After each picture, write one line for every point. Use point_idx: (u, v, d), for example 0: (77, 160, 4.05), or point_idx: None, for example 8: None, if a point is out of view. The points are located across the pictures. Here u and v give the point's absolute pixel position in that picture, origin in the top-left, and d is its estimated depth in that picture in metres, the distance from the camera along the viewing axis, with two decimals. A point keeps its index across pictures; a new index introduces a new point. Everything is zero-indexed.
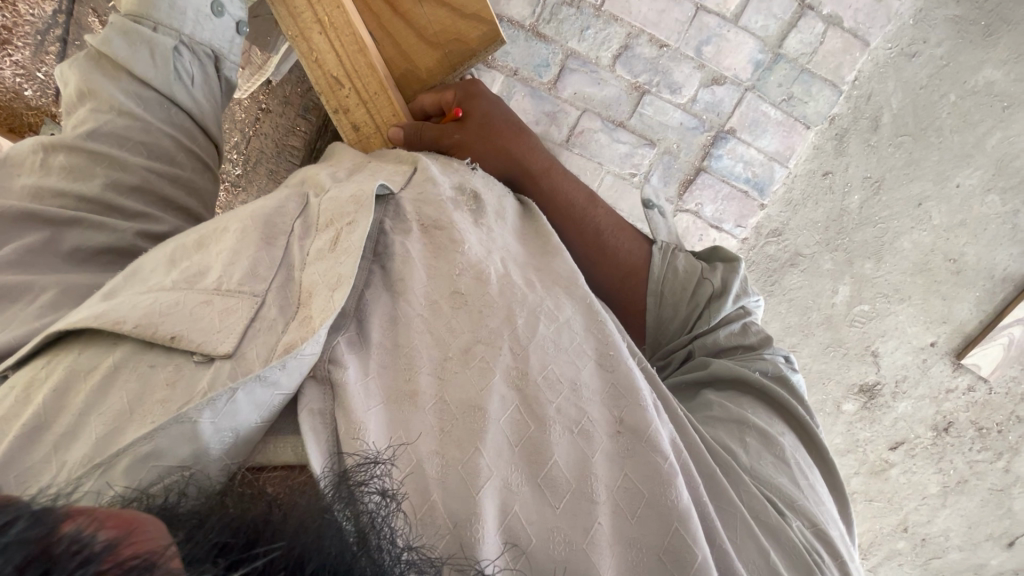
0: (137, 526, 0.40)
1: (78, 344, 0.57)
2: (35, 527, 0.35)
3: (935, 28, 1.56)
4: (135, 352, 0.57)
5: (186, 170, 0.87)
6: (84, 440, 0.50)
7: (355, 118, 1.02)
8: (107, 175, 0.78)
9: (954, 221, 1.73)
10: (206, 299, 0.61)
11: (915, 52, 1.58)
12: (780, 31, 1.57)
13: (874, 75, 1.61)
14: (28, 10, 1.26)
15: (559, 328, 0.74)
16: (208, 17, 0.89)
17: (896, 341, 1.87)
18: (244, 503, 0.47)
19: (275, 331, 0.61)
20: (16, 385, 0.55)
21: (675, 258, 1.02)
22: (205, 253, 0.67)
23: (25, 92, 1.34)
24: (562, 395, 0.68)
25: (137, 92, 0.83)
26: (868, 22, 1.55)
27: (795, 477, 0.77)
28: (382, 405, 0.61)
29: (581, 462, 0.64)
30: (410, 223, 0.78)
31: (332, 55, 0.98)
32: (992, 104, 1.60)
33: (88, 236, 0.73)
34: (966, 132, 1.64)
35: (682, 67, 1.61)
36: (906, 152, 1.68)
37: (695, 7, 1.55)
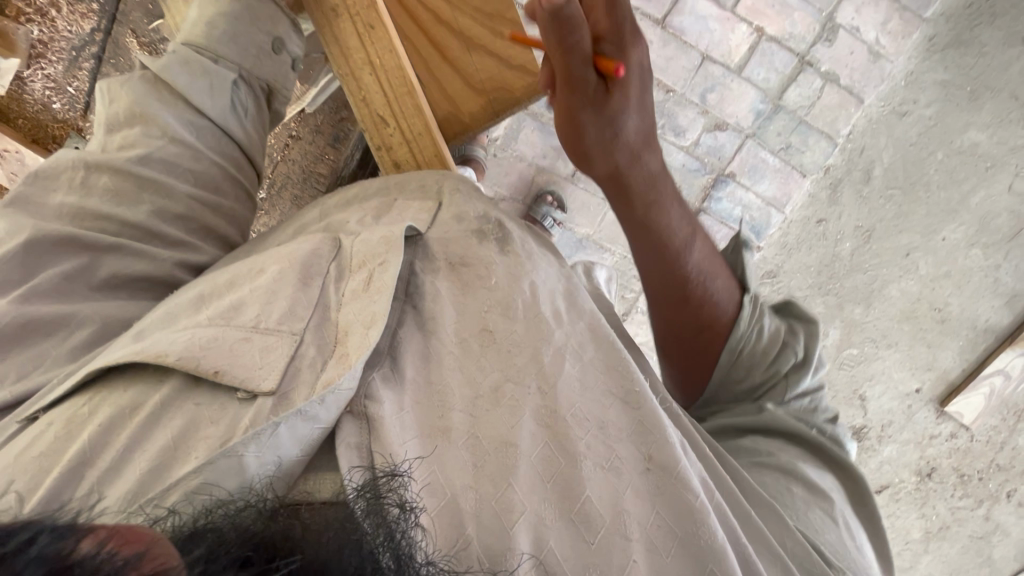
0: (151, 541, 0.39)
1: (121, 380, 0.59)
2: (57, 543, 0.35)
3: (924, 89, 1.64)
4: (180, 389, 0.58)
5: (227, 198, 0.85)
6: (131, 476, 0.52)
7: (398, 157, 0.93)
8: (153, 202, 0.76)
9: (939, 272, 1.80)
10: (246, 336, 0.61)
11: (906, 111, 1.67)
12: (780, 83, 1.64)
13: (867, 130, 1.69)
14: (66, 27, 1.21)
15: (583, 368, 0.75)
16: (268, 55, 0.88)
17: (883, 387, 1.91)
18: (265, 519, 0.47)
19: (314, 369, 0.62)
20: (53, 424, 0.56)
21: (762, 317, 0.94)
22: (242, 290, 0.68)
23: (52, 105, 1.27)
24: (590, 433, 0.69)
25: (192, 121, 0.81)
26: (863, 81, 1.63)
27: (838, 529, 0.80)
28: (417, 439, 0.62)
29: (613, 500, 0.64)
30: (439, 261, 0.80)
31: (379, 94, 0.89)
32: (976, 164, 1.69)
33: (126, 263, 0.72)
34: (951, 188, 1.72)
35: (687, 112, 1.67)
36: (896, 205, 1.75)
37: (701, 56, 1.63)
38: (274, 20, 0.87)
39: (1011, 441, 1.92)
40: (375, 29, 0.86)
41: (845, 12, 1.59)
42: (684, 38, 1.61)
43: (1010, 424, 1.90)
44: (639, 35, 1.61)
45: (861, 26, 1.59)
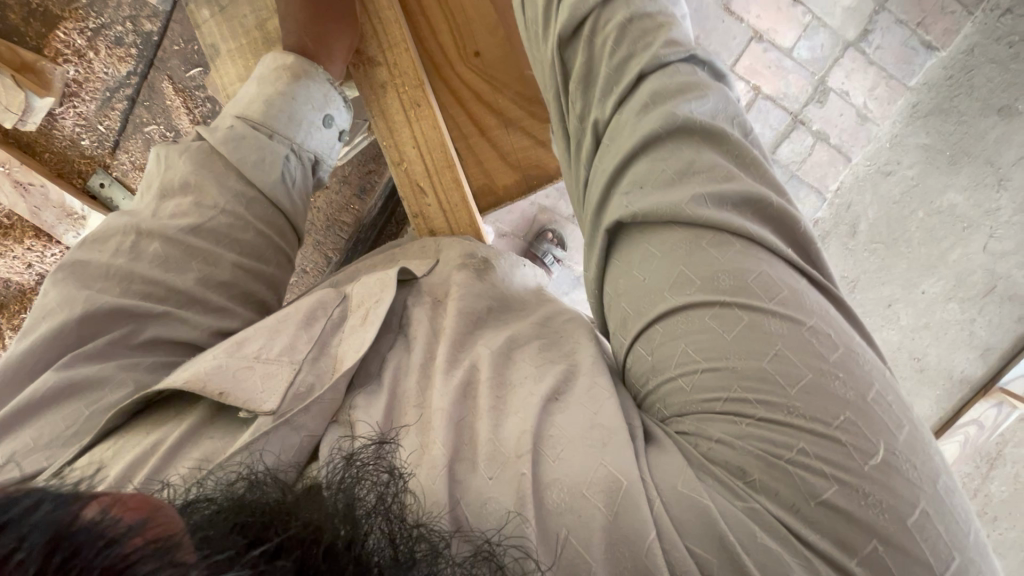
0: (154, 509, 0.43)
1: (145, 426, 0.63)
2: (60, 511, 0.39)
3: (908, 151, 1.74)
4: (195, 426, 0.62)
5: (271, 265, 0.83)
6: None
7: (434, 224, 0.94)
8: (200, 270, 0.75)
9: (919, 323, 1.88)
10: (248, 363, 0.64)
11: (890, 171, 1.76)
12: (775, 139, 1.72)
13: (854, 186, 1.78)
14: (102, 69, 1.31)
15: (538, 336, 0.72)
16: (319, 129, 0.87)
17: None
18: (258, 489, 0.50)
19: (312, 398, 0.63)
20: (78, 469, 0.60)
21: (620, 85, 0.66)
22: (249, 330, 0.70)
23: (81, 141, 1.36)
24: (528, 383, 0.63)
25: (242, 192, 0.80)
26: (850, 141, 1.73)
27: (731, 375, 0.54)
28: (393, 424, 0.63)
29: (518, 425, 0.58)
30: (429, 296, 0.80)
31: (419, 162, 0.92)
32: (954, 224, 1.79)
33: (166, 330, 0.72)
34: (931, 246, 1.81)
35: None
36: (879, 258, 1.84)
37: None
38: (326, 95, 0.88)
39: (985, 489, 1.96)
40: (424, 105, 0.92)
41: (836, 76, 1.67)
42: None
43: (984, 472, 1.95)
44: None
45: (850, 90, 1.68)
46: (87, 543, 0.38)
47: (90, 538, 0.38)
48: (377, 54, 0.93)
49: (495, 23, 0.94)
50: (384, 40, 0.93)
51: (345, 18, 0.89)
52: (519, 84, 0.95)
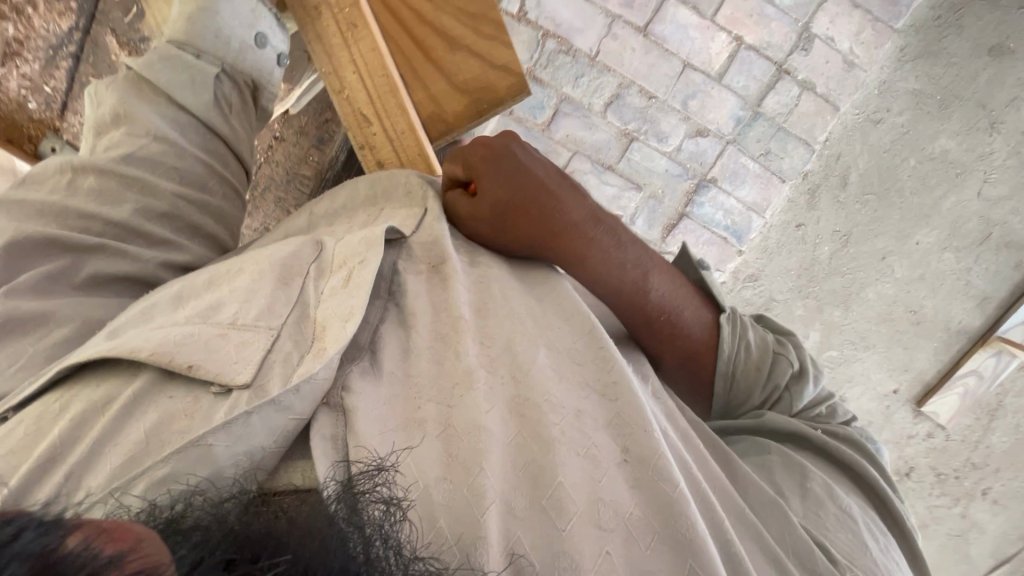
0: (136, 542, 0.38)
1: (95, 379, 0.58)
2: (41, 539, 0.34)
3: (897, 97, 1.70)
4: (153, 385, 0.57)
5: (215, 197, 0.87)
6: (100, 470, 0.52)
7: (383, 155, 0.92)
8: (136, 201, 0.78)
9: (914, 275, 1.85)
10: (221, 332, 0.60)
11: (880, 118, 1.72)
12: (759, 90, 1.68)
13: (843, 137, 1.74)
14: (41, 24, 1.14)
15: (561, 360, 0.73)
16: (251, 48, 0.89)
17: (862, 389, 1.95)
18: (247, 518, 0.46)
19: (288, 364, 0.60)
20: (25, 420, 0.56)
21: (744, 330, 0.94)
22: (218, 294, 0.65)
23: (28, 104, 1.19)
24: (566, 418, 0.66)
25: (174, 117, 0.84)
26: (838, 89, 1.68)
27: (856, 529, 0.76)
28: (398, 431, 0.61)
29: (589, 486, 0.61)
30: (423, 260, 0.79)
31: (363, 91, 0.90)
32: (947, 170, 1.75)
33: (107, 264, 0.74)
34: (924, 195, 1.77)
35: (669, 118, 1.70)
36: (871, 210, 1.80)
37: (683, 63, 1.65)
38: (253, 11, 0.88)
39: (986, 441, 1.95)
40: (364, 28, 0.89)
41: (821, 21, 1.62)
42: (666, 45, 1.63)
43: (985, 423, 1.93)
44: (622, 42, 1.62)
45: (835, 36, 1.63)
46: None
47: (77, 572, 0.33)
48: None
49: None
50: None
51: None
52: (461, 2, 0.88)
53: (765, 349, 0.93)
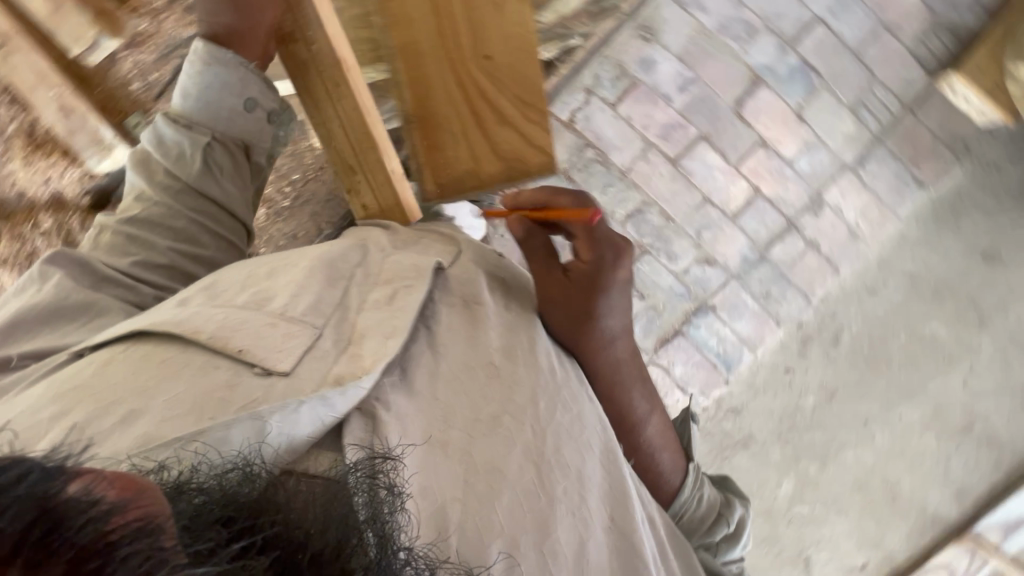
0: (138, 489, 0.45)
1: (151, 342, 0.68)
2: (45, 485, 0.40)
3: (894, 275, 1.82)
4: (202, 359, 0.66)
5: (209, 248, 1.01)
6: (146, 418, 0.60)
7: (364, 198, 1.10)
8: (141, 254, 0.96)
9: (894, 448, 1.85)
10: (270, 320, 0.70)
11: (876, 290, 1.82)
12: (768, 237, 1.81)
13: (841, 298, 1.83)
14: (170, 28, 1.28)
15: (574, 418, 0.76)
16: (241, 114, 1.00)
17: (828, 554, 1.87)
18: (252, 483, 0.54)
19: (326, 360, 0.68)
20: (97, 360, 0.67)
21: (703, 482, 0.97)
22: (275, 280, 0.76)
23: (131, 85, 1.30)
24: (570, 479, 0.70)
25: (174, 187, 0.99)
26: (840, 254, 1.81)
27: None
28: (420, 437, 0.67)
29: (579, 544, 0.67)
30: (457, 294, 0.82)
31: (347, 145, 1.06)
32: (934, 354, 1.83)
33: (118, 291, 0.92)
34: (911, 371, 1.83)
35: (682, 242, 1.81)
36: (858, 372, 1.85)
37: (703, 197, 1.80)
38: (244, 84, 0.98)
39: None
40: (433, 93, 0.97)
41: (832, 192, 1.79)
42: (692, 179, 1.79)
43: None
44: (653, 166, 1.79)
45: (844, 207, 1.79)
46: (72, 519, 0.39)
47: (80, 515, 0.40)
48: (294, 31, 0.98)
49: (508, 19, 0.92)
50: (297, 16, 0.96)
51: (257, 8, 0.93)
52: (518, 88, 0.95)
53: (715, 504, 0.97)
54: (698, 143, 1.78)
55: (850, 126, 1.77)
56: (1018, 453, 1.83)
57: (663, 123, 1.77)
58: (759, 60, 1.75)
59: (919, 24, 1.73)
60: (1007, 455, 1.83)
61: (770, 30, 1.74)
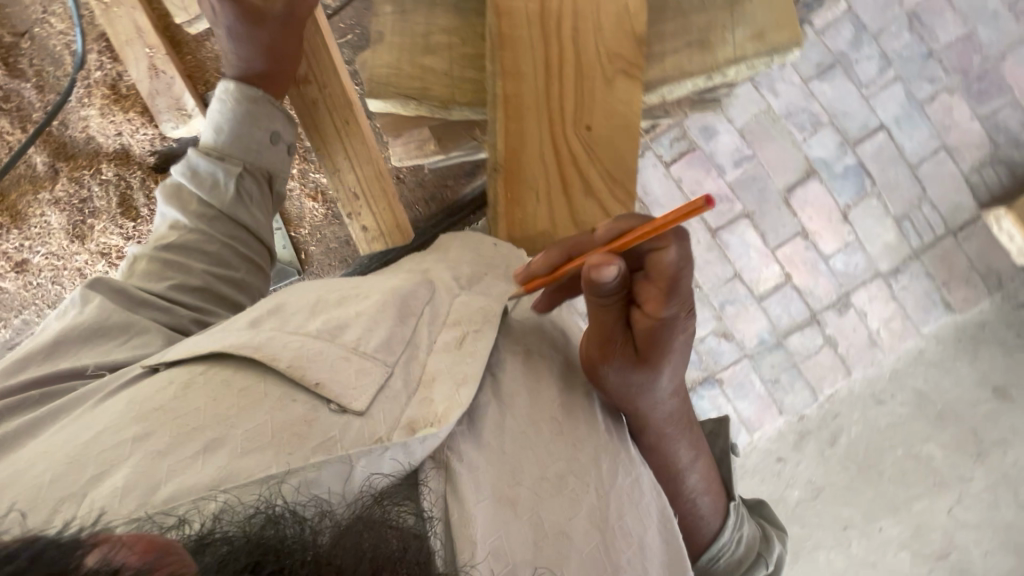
0: (161, 548, 0.42)
1: (230, 367, 0.68)
2: (62, 560, 0.37)
3: (903, 390, 1.82)
4: (281, 390, 0.66)
5: (241, 271, 0.98)
6: (228, 448, 0.60)
7: (368, 222, 1.05)
8: (176, 277, 0.91)
9: (868, 559, 1.84)
10: (345, 354, 0.70)
11: (882, 400, 1.82)
12: (788, 325, 1.81)
13: (847, 400, 1.83)
14: None
15: (633, 483, 0.78)
16: (266, 147, 1.02)
17: None
18: (276, 522, 0.49)
19: (398, 402, 0.69)
20: (175, 380, 0.66)
21: (742, 522, 0.96)
22: (339, 309, 0.77)
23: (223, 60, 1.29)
24: (632, 550, 0.72)
25: (204, 214, 0.96)
26: (856, 357, 1.81)
27: None
28: (491, 490, 0.67)
29: None
30: (520, 344, 0.83)
31: (354, 173, 1.03)
32: (927, 476, 1.82)
33: (155, 314, 0.86)
34: (900, 487, 1.83)
35: (704, 311, 1.81)
36: (849, 477, 1.84)
37: (735, 272, 1.81)
38: (271, 118, 1.02)
39: None
40: (524, 144, 0.74)
41: (860, 295, 1.80)
42: (727, 252, 1.80)
43: None
44: (692, 231, 1.79)
45: (869, 313, 1.80)
46: None
47: None
48: (308, 75, 1.04)
49: (617, 88, 0.75)
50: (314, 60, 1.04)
51: (291, 57, 0.99)
52: (611, 163, 0.75)
53: (754, 543, 0.96)
54: (741, 219, 1.79)
55: (892, 235, 1.78)
56: None
57: (711, 192, 1.78)
58: (816, 152, 1.77)
59: (977, 153, 1.75)
60: None
61: (834, 126, 1.76)
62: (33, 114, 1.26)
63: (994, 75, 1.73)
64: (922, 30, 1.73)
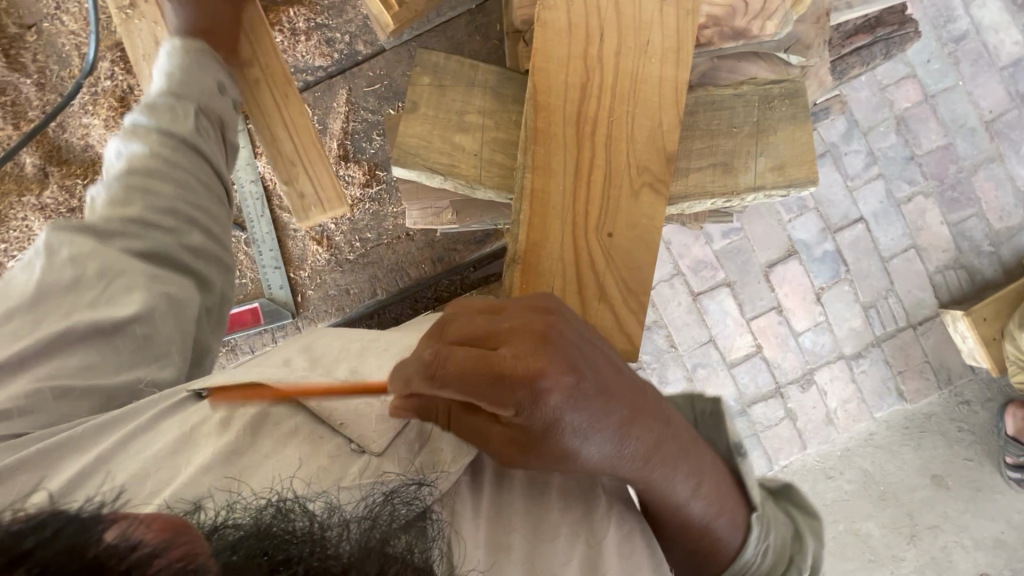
0: (180, 527, 0.43)
1: (271, 397, 0.70)
2: (85, 534, 0.38)
3: (851, 468, 1.90)
4: (311, 424, 0.68)
5: (206, 195, 0.91)
6: (265, 470, 0.62)
7: (299, 185, 1.08)
8: (140, 204, 0.83)
9: None
10: (369, 400, 0.71)
11: (832, 475, 1.90)
12: (754, 395, 1.88)
13: (800, 472, 1.90)
14: (300, 52, 1.27)
15: (629, 535, 0.69)
16: (215, 94, 0.97)
17: None
18: (285, 515, 0.49)
19: (410, 450, 0.67)
20: (219, 409, 0.67)
21: (770, 532, 0.75)
22: (365, 360, 0.77)
23: None
24: None
25: (164, 142, 0.88)
26: (812, 432, 1.89)
27: None
28: (484, 536, 0.63)
29: None
30: None
31: (287, 138, 1.07)
32: (864, 552, 1.91)
33: (129, 247, 0.81)
34: (838, 560, 1.91)
35: (676, 372, 1.86)
36: None
37: (710, 337, 1.86)
38: (212, 70, 0.97)
39: None
40: (546, 241, 0.72)
41: (823, 374, 1.88)
42: (705, 317, 1.85)
43: None
44: (674, 293, 1.85)
45: (829, 392, 1.88)
46: (113, 565, 0.37)
47: (119, 563, 0.38)
48: (248, 53, 1.07)
49: (643, 200, 0.73)
50: (253, 36, 1.07)
51: (231, 34, 1.03)
52: (629, 275, 0.72)
53: (783, 549, 0.76)
54: (721, 287, 1.85)
55: (858, 321, 1.87)
56: None
57: (697, 258, 1.84)
58: (799, 234, 1.85)
59: (943, 255, 1.86)
60: None
61: (818, 212, 1.85)
62: (30, 113, 1.24)
63: (966, 185, 1.86)
64: (907, 134, 1.84)
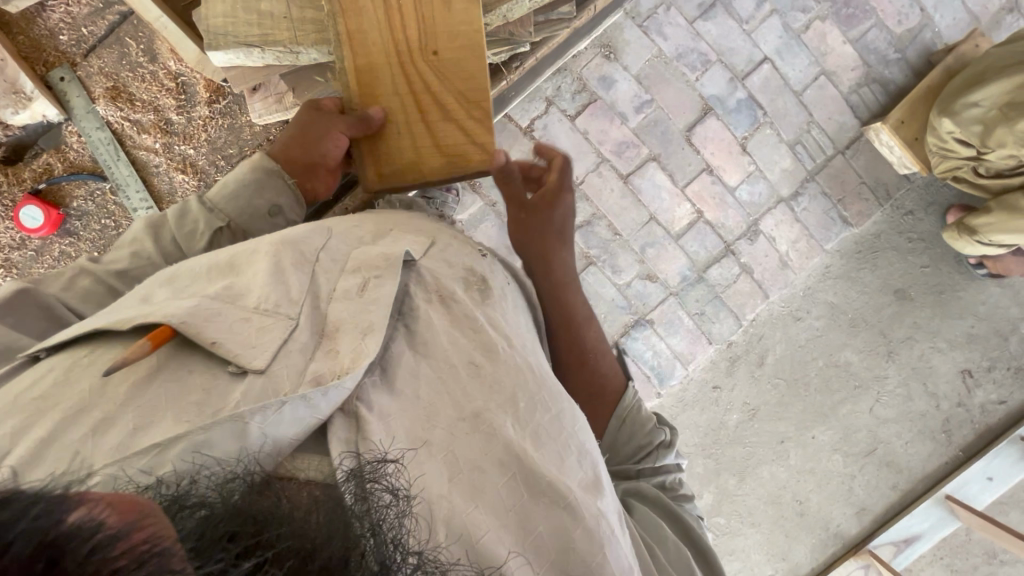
0: (142, 511, 0.38)
1: (91, 342, 0.61)
2: (40, 517, 0.33)
3: (816, 304, 1.93)
4: (172, 353, 0.60)
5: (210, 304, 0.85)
6: (118, 430, 0.52)
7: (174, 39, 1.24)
8: None
9: (805, 466, 1.96)
10: (244, 316, 0.63)
11: (800, 317, 1.93)
12: (706, 259, 1.88)
13: (767, 322, 1.92)
14: None
15: (550, 417, 0.74)
16: (261, 217, 0.93)
17: (739, 564, 1.97)
18: (255, 492, 0.45)
19: (303, 355, 0.63)
20: (56, 367, 0.58)
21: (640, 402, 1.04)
22: (242, 276, 0.69)
23: (59, 36, 1.31)
24: (550, 465, 0.69)
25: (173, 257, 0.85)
26: (770, 280, 1.90)
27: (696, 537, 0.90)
28: (405, 438, 0.63)
29: (563, 534, 0.66)
30: (430, 288, 0.80)
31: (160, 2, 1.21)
32: (848, 381, 1.95)
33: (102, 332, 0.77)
34: (825, 395, 1.95)
35: (626, 257, 1.85)
36: (779, 393, 1.94)
37: (650, 215, 1.86)
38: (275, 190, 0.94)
39: None
40: (377, 79, 0.83)
41: (767, 221, 1.89)
42: (640, 197, 1.85)
43: None
44: (604, 181, 1.83)
45: (777, 237, 1.90)
46: (74, 548, 0.32)
47: (77, 546, 0.33)
48: None
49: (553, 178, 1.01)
50: None
51: None
52: (465, 84, 0.84)
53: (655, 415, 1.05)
54: (648, 162, 1.85)
55: (788, 162, 1.88)
56: (913, 478, 1.98)
57: (617, 140, 1.83)
58: (709, 90, 1.84)
59: (854, 73, 1.87)
60: (903, 478, 1.98)
61: (723, 63, 1.83)
62: None
63: None
64: None
